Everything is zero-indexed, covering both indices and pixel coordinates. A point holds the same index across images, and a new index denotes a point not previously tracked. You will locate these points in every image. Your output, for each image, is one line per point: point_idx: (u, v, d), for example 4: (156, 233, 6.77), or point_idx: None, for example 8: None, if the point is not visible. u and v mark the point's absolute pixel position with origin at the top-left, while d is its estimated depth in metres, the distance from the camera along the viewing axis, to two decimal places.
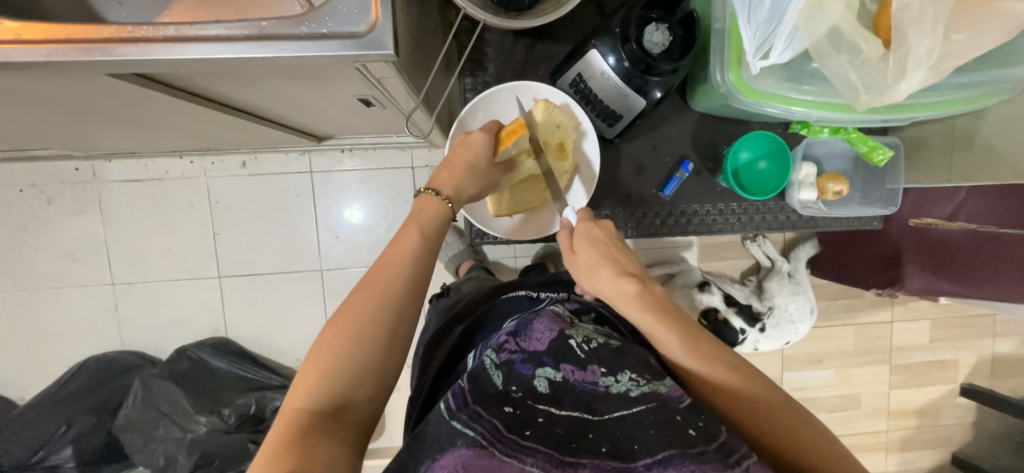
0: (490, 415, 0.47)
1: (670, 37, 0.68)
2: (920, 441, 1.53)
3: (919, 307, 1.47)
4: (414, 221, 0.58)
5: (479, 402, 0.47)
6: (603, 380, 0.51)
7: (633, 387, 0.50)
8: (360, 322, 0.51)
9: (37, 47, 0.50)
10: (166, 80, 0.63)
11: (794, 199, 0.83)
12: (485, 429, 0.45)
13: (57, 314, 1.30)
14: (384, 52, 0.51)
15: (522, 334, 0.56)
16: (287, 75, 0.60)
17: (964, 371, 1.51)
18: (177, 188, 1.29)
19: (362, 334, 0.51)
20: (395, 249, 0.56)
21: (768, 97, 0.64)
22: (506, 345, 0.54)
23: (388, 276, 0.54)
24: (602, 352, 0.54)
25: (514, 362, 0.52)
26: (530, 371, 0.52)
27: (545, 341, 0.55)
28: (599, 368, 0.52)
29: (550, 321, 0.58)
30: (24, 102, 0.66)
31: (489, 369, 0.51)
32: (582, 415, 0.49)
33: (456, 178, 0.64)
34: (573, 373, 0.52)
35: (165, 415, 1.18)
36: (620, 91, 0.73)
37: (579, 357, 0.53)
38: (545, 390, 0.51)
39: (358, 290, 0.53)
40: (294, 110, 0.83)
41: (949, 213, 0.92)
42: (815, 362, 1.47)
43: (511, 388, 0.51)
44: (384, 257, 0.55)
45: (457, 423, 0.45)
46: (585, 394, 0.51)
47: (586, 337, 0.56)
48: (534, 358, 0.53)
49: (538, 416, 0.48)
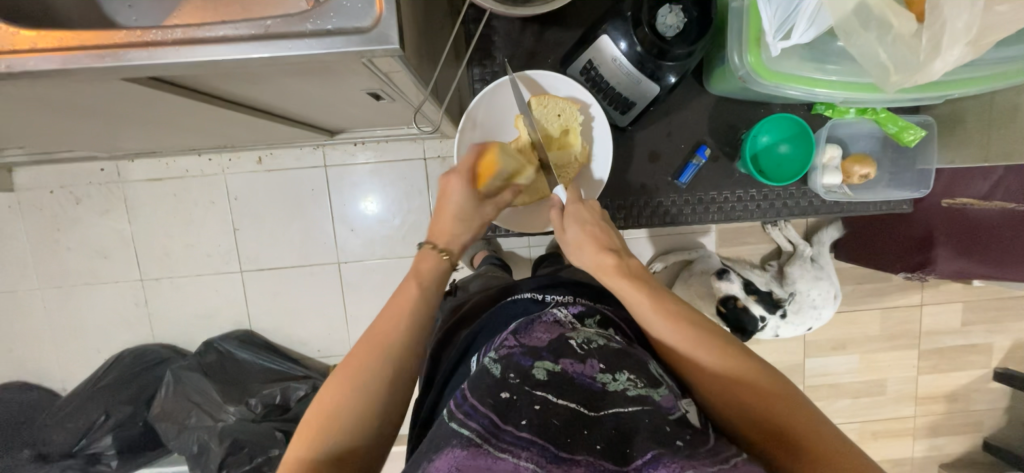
0: (486, 409, 0.47)
1: (685, 18, 0.65)
2: (949, 427, 1.49)
3: (950, 290, 1.41)
4: (414, 276, 0.60)
5: (476, 398, 0.48)
6: (601, 377, 0.51)
7: (630, 387, 0.50)
8: (364, 369, 0.53)
9: (54, 55, 0.51)
10: (179, 82, 0.63)
11: (817, 184, 0.80)
12: (482, 425, 0.46)
13: (92, 309, 1.36)
14: (389, 46, 0.50)
15: (522, 333, 0.57)
16: (295, 72, 0.60)
17: (997, 355, 1.45)
18: (197, 186, 1.32)
19: (364, 379, 0.52)
20: (397, 301, 0.58)
21: (787, 79, 0.62)
22: (506, 343, 0.56)
23: (392, 323, 0.56)
24: (602, 351, 0.54)
25: (513, 354, 0.53)
26: (528, 362, 0.52)
27: (545, 339, 0.56)
28: (598, 363, 0.52)
29: (551, 325, 0.59)
30: (46, 108, 0.68)
31: (487, 364, 0.52)
32: (579, 409, 0.48)
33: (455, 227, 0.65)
34: (573, 366, 0.52)
35: (196, 404, 1.22)
36: (633, 78, 0.71)
37: (578, 352, 0.54)
38: (543, 378, 0.50)
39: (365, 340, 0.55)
40: (305, 106, 0.83)
41: (985, 192, 0.88)
42: (839, 348, 1.44)
43: (510, 375, 0.50)
44: (387, 308, 0.58)
45: (454, 424, 0.46)
46: (583, 387, 0.50)
47: (587, 338, 0.56)
48: (532, 352, 0.54)
49: (535, 404, 0.48)
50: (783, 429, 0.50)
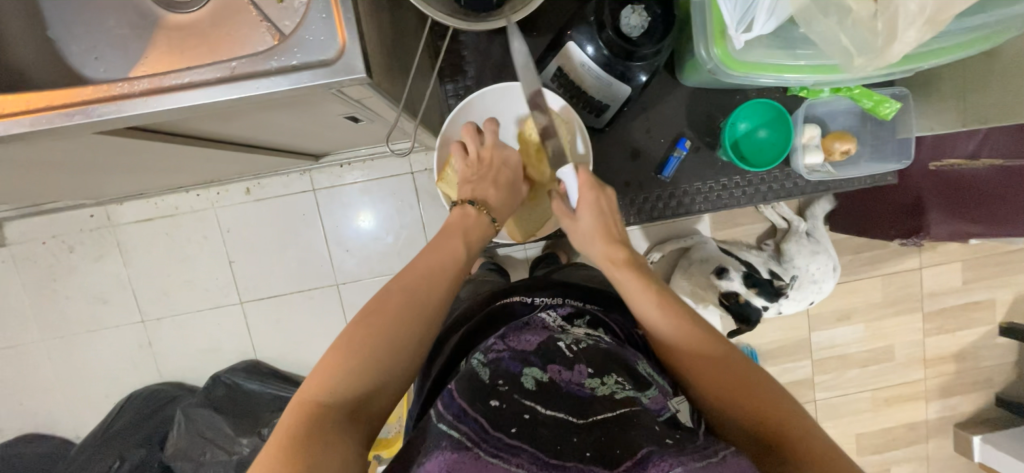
0: (476, 413, 0.47)
1: (649, 16, 0.64)
2: (961, 386, 1.49)
3: (948, 251, 1.41)
4: (463, 237, 0.67)
5: (466, 400, 0.48)
6: (588, 382, 0.52)
7: (618, 390, 0.50)
8: (395, 321, 0.54)
9: (23, 118, 0.51)
10: (155, 128, 0.64)
11: (799, 164, 0.80)
12: (471, 429, 0.45)
13: (96, 355, 1.36)
14: (355, 76, 0.50)
15: (511, 337, 0.58)
16: (267, 108, 0.60)
17: (1001, 310, 1.45)
18: (188, 222, 1.32)
19: (394, 328, 0.54)
20: (435, 261, 0.62)
21: (757, 67, 0.62)
22: (495, 347, 0.57)
23: (421, 287, 0.58)
24: (588, 353, 0.55)
25: (502, 359, 0.54)
26: (517, 368, 0.53)
27: (533, 342, 0.57)
28: (586, 369, 0.53)
29: (539, 329, 0.60)
30: (25, 166, 0.68)
31: (476, 368, 0.53)
32: (567, 418, 0.48)
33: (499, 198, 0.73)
34: (561, 373, 0.53)
35: (210, 440, 1.23)
36: (603, 81, 0.71)
37: (567, 357, 0.55)
38: (532, 387, 0.51)
39: (397, 287, 0.58)
40: (284, 136, 0.83)
41: (971, 151, 0.89)
42: (843, 319, 1.44)
43: (499, 382, 0.51)
44: (426, 269, 0.61)
45: (443, 425, 0.46)
46: (570, 393, 0.51)
47: (575, 340, 0.58)
48: (521, 357, 0.55)
49: (522, 414, 0.48)
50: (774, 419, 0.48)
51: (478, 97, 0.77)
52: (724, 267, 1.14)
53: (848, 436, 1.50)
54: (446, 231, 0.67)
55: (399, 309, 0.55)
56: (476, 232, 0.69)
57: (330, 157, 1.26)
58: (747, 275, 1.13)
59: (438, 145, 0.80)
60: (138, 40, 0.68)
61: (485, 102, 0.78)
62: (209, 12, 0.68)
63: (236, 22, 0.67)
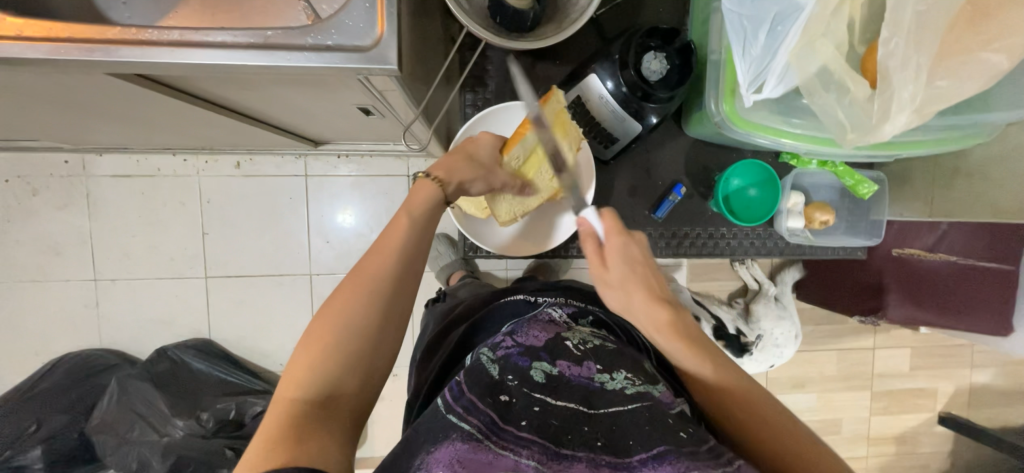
0: (486, 407, 0.48)
1: (667, 65, 0.70)
2: (899, 468, 1.55)
3: (900, 335, 1.50)
4: (404, 209, 0.59)
5: (475, 394, 0.48)
6: (599, 377, 0.53)
7: (628, 386, 0.52)
8: (350, 310, 0.52)
9: (39, 44, 0.50)
10: (168, 81, 0.63)
11: (782, 226, 0.85)
12: (481, 422, 0.46)
13: (35, 309, 1.27)
14: (387, 67, 0.51)
15: (518, 332, 0.58)
16: (289, 82, 0.60)
17: (942, 400, 1.53)
18: (168, 186, 1.28)
19: (350, 319, 0.52)
20: (387, 238, 0.57)
21: (759, 128, 0.67)
22: (503, 343, 0.57)
23: (374, 269, 0.54)
24: (597, 351, 0.57)
25: (511, 354, 0.54)
26: (526, 363, 0.53)
27: (541, 338, 0.57)
28: (595, 365, 0.54)
29: (546, 325, 0.61)
30: (20, 95, 0.66)
31: (485, 363, 0.53)
32: (579, 408, 0.49)
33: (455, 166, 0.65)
34: (570, 368, 0.53)
35: (141, 417, 1.15)
36: (617, 115, 0.75)
37: (575, 354, 0.56)
38: (541, 380, 0.52)
39: (350, 277, 0.54)
40: (293, 115, 0.83)
41: (931, 246, 0.96)
42: (798, 386, 1.49)
43: (507, 376, 0.52)
44: (377, 247, 0.56)
45: (452, 416, 0.46)
46: (580, 386, 0.52)
47: (582, 340, 0.59)
48: (530, 352, 0.55)
49: (534, 406, 0.49)
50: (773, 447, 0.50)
51: (496, 110, 0.80)
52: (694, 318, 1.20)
53: None
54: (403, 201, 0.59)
55: (358, 303, 0.52)
56: (424, 202, 0.60)
57: (329, 146, 1.26)
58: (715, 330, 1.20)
59: (448, 153, 0.79)
60: None
61: (501, 116, 0.81)
62: None
63: None
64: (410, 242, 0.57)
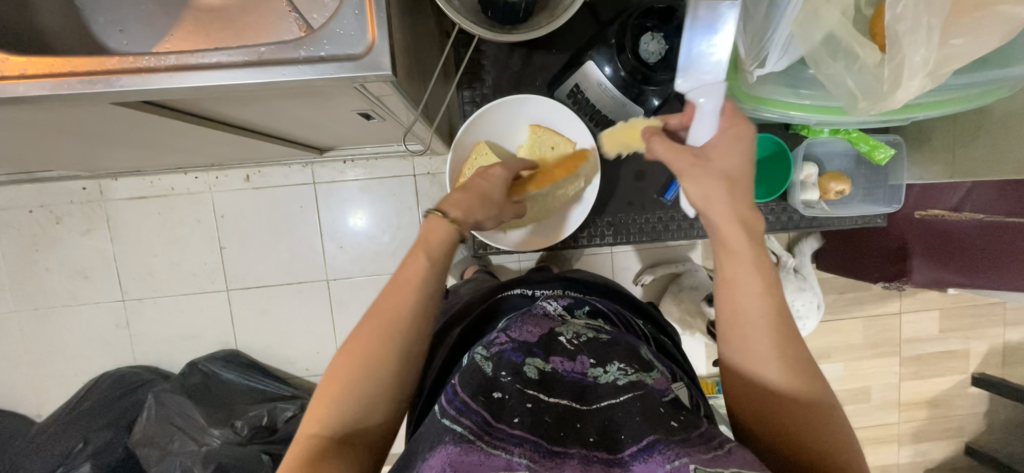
0: (478, 407, 0.48)
1: (666, 45, 0.69)
2: (932, 432, 1.52)
3: (927, 298, 1.46)
4: (422, 247, 0.57)
5: (467, 394, 0.49)
6: (592, 372, 0.54)
7: (620, 376, 0.53)
8: (370, 350, 0.52)
9: (44, 81, 0.51)
10: (171, 104, 0.64)
11: (797, 200, 0.83)
12: (474, 423, 0.46)
13: (69, 332, 1.32)
14: (381, 73, 0.51)
15: (513, 328, 0.60)
16: (287, 95, 0.60)
17: (975, 361, 1.50)
18: (183, 204, 1.30)
19: (372, 358, 0.52)
20: (404, 275, 0.55)
21: (764, 102, 0.65)
22: (497, 340, 0.58)
23: (392, 306, 0.54)
24: (591, 344, 0.58)
25: (504, 350, 0.55)
26: (519, 358, 0.55)
27: (534, 334, 0.59)
28: (588, 359, 0.56)
29: (541, 319, 0.63)
30: (33, 130, 0.68)
31: (479, 362, 0.54)
32: (572, 404, 0.51)
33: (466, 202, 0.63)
34: (563, 363, 0.55)
35: (180, 428, 1.19)
36: (618, 101, 0.75)
37: (568, 349, 0.57)
38: (534, 376, 0.53)
39: (367, 318, 0.54)
40: (295, 126, 0.84)
41: (955, 204, 0.92)
42: (824, 357, 1.47)
43: (500, 373, 0.52)
44: (393, 284, 0.55)
45: (446, 420, 0.46)
46: (574, 381, 0.53)
47: (575, 334, 0.60)
48: (523, 348, 0.56)
49: (527, 402, 0.49)
50: (817, 457, 0.47)
51: (495, 106, 0.77)
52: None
53: None
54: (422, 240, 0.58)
55: (374, 341, 0.52)
56: (439, 242, 0.58)
57: (334, 152, 1.27)
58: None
59: (450, 153, 0.79)
60: (163, 20, 0.69)
61: (502, 112, 0.79)
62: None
63: (264, 10, 0.68)
64: (426, 281, 0.55)
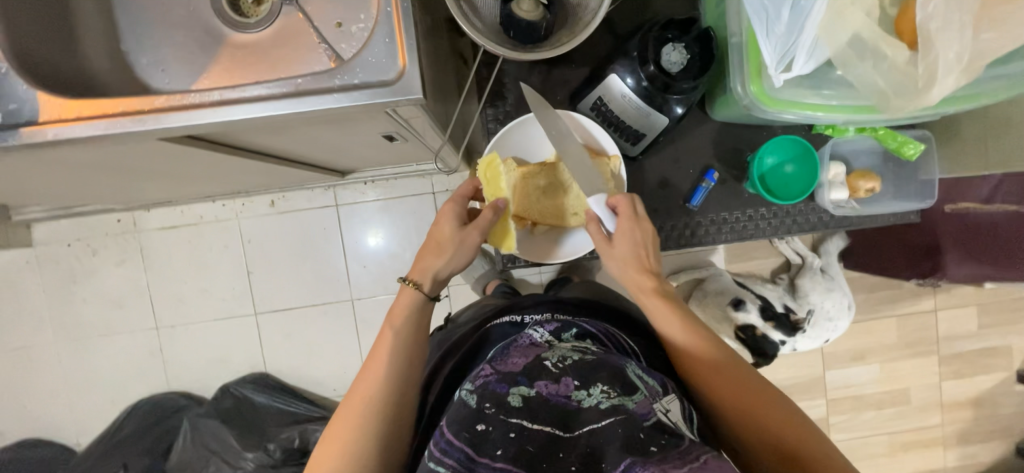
0: (462, 443, 0.52)
1: (687, 54, 0.70)
2: (980, 434, 1.46)
3: (963, 294, 1.41)
4: (389, 324, 0.67)
5: (453, 432, 0.53)
6: (576, 394, 0.55)
7: (603, 400, 0.53)
8: (352, 422, 0.60)
9: (98, 122, 0.54)
10: (210, 138, 0.67)
11: (826, 199, 0.83)
12: (458, 458, 0.51)
13: (108, 360, 1.36)
14: (412, 97, 0.53)
15: (499, 360, 0.62)
16: (320, 123, 0.63)
17: (1019, 357, 1.44)
18: (212, 231, 1.34)
19: (356, 426, 0.59)
20: (376, 352, 0.65)
21: (789, 105, 0.65)
22: (484, 371, 0.61)
23: (369, 379, 0.63)
24: (577, 365, 0.58)
25: (489, 382, 0.58)
26: (504, 389, 0.56)
27: (520, 363, 0.60)
28: (573, 381, 0.56)
29: (527, 349, 0.64)
30: (81, 167, 0.71)
31: (465, 396, 0.57)
32: (556, 432, 0.52)
33: (433, 265, 0.71)
34: (548, 387, 0.56)
35: (215, 452, 1.23)
36: (642, 111, 0.75)
37: (553, 372, 0.58)
38: (518, 404, 0.54)
39: (347, 400, 0.62)
40: (322, 151, 0.86)
41: (985, 197, 0.92)
42: (858, 358, 1.43)
43: (485, 404, 0.55)
44: (367, 362, 0.65)
45: (432, 462, 0.52)
46: (558, 405, 0.54)
47: (561, 356, 0.60)
48: (508, 378, 0.58)
49: (510, 432, 0.52)
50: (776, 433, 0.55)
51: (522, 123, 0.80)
52: (738, 301, 1.18)
53: None
54: (395, 314, 0.69)
55: (355, 415, 0.60)
56: (409, 314, 0.69)
57: (355, 174, 1.30)
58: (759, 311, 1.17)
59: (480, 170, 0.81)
60: (199, 58, 0.72)
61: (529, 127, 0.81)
62: (269, 34, 0.72)
63: (295, 44, 0.71)
64: (395, 350, 0.65)
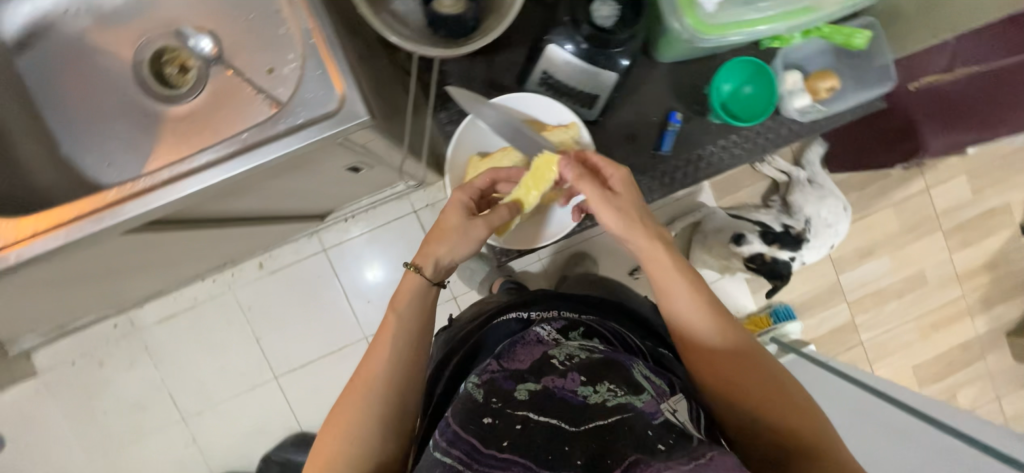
0: (468, 434, 0.55)
1: (618, 7, 0.67)
2: (1000, 294, 1.52)
3: (950, 166, 1.45)
4: (393, 308, 0.66)
5: (460, 425, 0.57)
6: (582, 390, 0.58)
7: (610, 397, 0.56)
8: (357, 404, 0.61)
9: (56, 232, 0.53)
10: (176, 217, 0.66)
11: (791, 109, 0.82)
12: (464, 451, 0.54)
13: (146, 463, 1.35)
14: (359, 120, 0.52)
15: (509, 361, 0.67)
16: (280, 172, 0.62)
17: (1018, 211, 1.49)
18: (210, 309, 1.33)
19: (361, 407, 0.61)
20: (380, 338, 0.65)
21: (727, 27, 0.65)
22: (490, 368, 0.66)
23: (373, 365, 0.63)
24: (583, 364, 0.62)
25: (497, 379, 0.63)
26: (511, 386, 0.62)
27: (527, 363, 0.66)
28: (579, 377, 0.60)
29: (534, 347, 0.69)
30: (60, 282, 0.70)
31: (472, 390, 0.63)
32: (560, 425, 0.54)
33: (439, 250, 0.67)
34: (555, 381, 0.60)
35: None
36: (589, 72, 0.75)
37: (561, 369, 0.62)
38: (525, 398, 0.59)
39: (353, 379, 0.64)
40: (293, 200, 0.85)
41: (946, 66, 0.91)
42: (867, 255, 1.47)
43: (493, 400, 0.60)
44: (372, 346, 0.65)
45: (438, 452, 0.55)
46: (564, 400, 0.57)
47: (569, 355, 0.65)
48: (516, 376, 0.63)
49: (517, 424, 0.55)
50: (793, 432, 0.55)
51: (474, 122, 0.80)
52: (738, 235, 1.17)
53: (904, 369, 1.51)
54: (397, 299, 0.67)
55: (362, 397, 0.61)
56: (414, 299, 0.67)
57: (334, 214, 1.29)
58: (761, 238, 1.16)
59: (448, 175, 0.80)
60: (144, 142, 0.71)
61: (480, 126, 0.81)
62: (204, 98, 0.70)
63: (233, 101, 0.69)
64: (400, 339, 0.64)
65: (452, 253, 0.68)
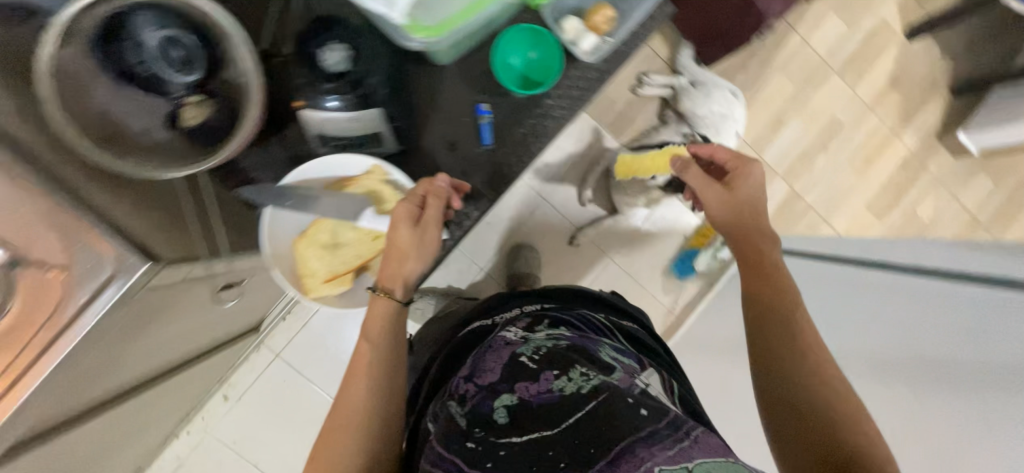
0: (452, 456, 0.51)
1: (347, 47, 0.56)
2: (916, 104, 1.53)
3: (816, 10, 1.45)
4: (364, 333, 0.61)
5: (444, 451, 0.52)
6: (557, 385, 0.54)
7: (584, 383, 0.53)
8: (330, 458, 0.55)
9: None
10: (48, 422, 0.64)
11: (579, 51, 0.70)
12: None
13: None
14: (143, 268, 0.53)
15: (477, 372, 0.60)
16: (125, 337, 0.61)
17: (898, 22, 1.50)
18: (193, 461, 1.30)
19: (337, 453, 0.55)
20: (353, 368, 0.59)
21: (460, 16, 0.55)
22: (466, 388, 0.59)
23: (347, 403, 0.57)
24: (552, 355, 0.57)
25: (475, 401, 0.56)
26: (488, 406, 0.55)
27: (497, 368, 0.59)
28: (551, 373, 0.55)
29: (500, 349, 0.62)
30: None
31: (455, 416, 0.56)
32: (541, 434, 0.50)
33: (399, 270, 0.61)
34: (529, 389, 0.55)
35: None
36: (356, 116, 0.59)
37: (532, 370, 0.56)
38: (505, 420, 0.53)
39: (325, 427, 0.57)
40: (187, 340, 0.83)
41: None
42: (778, 125, 1.47)
43: (475, 428, 0.53)
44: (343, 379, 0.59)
45: None
46: (543, 404, 0.53)
47: (535, 349, 0.59)
48: (490, 391, 0.56)
49: (499, 450, 0.50)
50: (830, 428, 0.57)
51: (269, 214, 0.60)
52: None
53: (860, 212, 1.52)
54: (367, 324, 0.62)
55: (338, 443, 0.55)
56: (377, 324, 0.62)
57: (266, 319, 1.27)
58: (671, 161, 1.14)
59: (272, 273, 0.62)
60: None
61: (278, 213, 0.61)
62: None
63: None
64: (370, 370, 0.58)
65: (412, 271, 0.62)
